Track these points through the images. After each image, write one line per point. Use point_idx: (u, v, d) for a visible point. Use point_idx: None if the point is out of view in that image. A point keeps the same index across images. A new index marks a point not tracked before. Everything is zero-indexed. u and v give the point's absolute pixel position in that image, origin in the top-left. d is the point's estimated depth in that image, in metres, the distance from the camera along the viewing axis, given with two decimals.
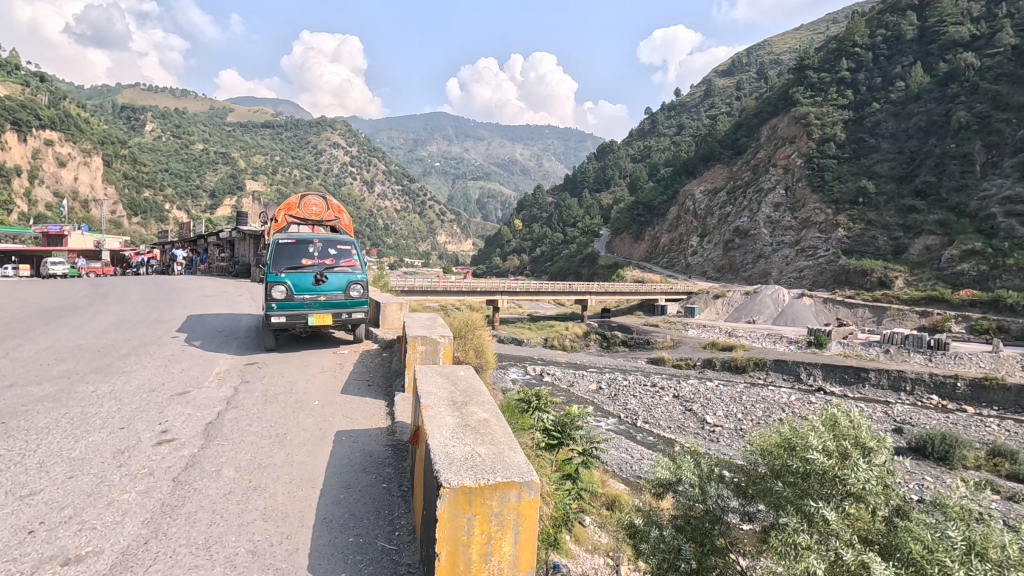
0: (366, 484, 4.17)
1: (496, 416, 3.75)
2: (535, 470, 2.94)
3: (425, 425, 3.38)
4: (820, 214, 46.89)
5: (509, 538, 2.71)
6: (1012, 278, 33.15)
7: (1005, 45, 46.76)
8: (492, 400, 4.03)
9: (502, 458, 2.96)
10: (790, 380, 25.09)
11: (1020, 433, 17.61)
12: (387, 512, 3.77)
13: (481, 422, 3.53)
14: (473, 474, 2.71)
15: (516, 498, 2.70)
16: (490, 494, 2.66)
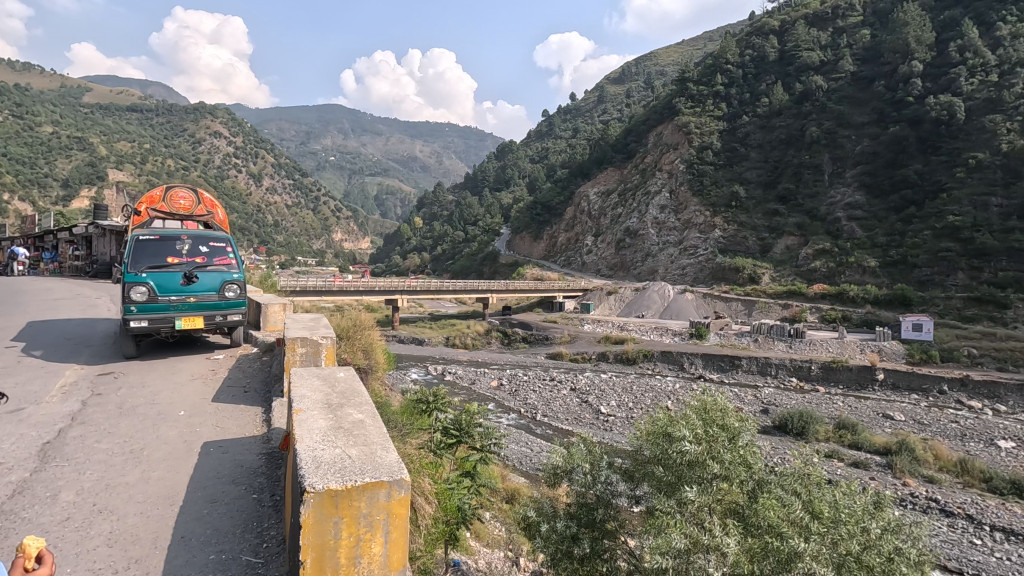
0: (234, 497, 3.89)
1: (373, 416, 3.65)
2: (407, 468, 2.92)
3: (294, 429, 3.22)
4: (700, 216, 50.95)
5: (378, 538, 2.65)
6: (853, 274, 38.52)
7: (846, 72, 54.14)
8: (370, 401, 3.93)
9: (372, 458, 2.90)
10: (675, 370, 27.23)
11: (858, 407, 20.52)
12: (257, 523, 3.56)
13: (355, 423, 3.43)
14: (340, 477, 2.63)
15: (386, 497, 2.66)
16: (357, 495, 2.59)
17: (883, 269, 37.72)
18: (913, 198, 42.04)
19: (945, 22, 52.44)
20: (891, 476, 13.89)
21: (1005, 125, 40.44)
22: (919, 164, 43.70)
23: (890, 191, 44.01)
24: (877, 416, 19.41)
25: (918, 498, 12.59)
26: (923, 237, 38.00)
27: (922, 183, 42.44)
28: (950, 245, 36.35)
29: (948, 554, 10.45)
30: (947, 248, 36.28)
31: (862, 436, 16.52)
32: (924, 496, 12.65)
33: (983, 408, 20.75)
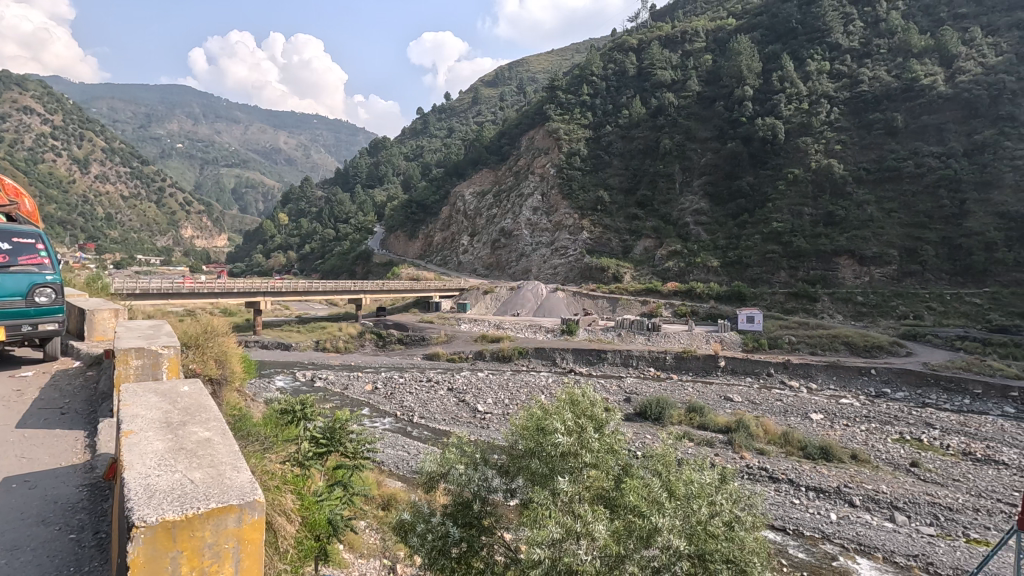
0: (44, 541, 3.33)
1: (223, 434, 3.32)
2: (260, 489, 2.69)
3: (122, 455, 2.82)
4: (569, 218, 53.60)
5: (227, 569, 2.40)
6: (700, 273, 43.14)
7: (693, 92, 60.41)
8: (220, 417, 3.57)
9: (219, 481, 2.63)
10: (548, 365, 28.42)
11: (704, 391, 23.04)
12: (74, 567, 3.08)
13: (200, 443, 3.09)
14: (176, 506, 2.36)
15: (235, 523, 2.44)
16: (199, 523, 2.35)
17: (724, 269, 42.75)
18: (746, 206, 48.16)
19: (768, 55, 60.74)
20: (732, 452, 15.76)
21: (814, 147, 48.00)
22: (750, 177, 50.15)
23: (728, 200, 50.01)
24: (719, 398, 21.93)
25: (755, 469, 14.38)
26: (754, 240, 43.65)
27: (752, 194, 48.76)
28: (774, 248, 42.19)
29: (776, 515, 12.13)
30: (772, 250, 42.08)
31: (708, 416, 18.60)
32: (758, 466, 14.50)
33: (800, 387, 24.38)
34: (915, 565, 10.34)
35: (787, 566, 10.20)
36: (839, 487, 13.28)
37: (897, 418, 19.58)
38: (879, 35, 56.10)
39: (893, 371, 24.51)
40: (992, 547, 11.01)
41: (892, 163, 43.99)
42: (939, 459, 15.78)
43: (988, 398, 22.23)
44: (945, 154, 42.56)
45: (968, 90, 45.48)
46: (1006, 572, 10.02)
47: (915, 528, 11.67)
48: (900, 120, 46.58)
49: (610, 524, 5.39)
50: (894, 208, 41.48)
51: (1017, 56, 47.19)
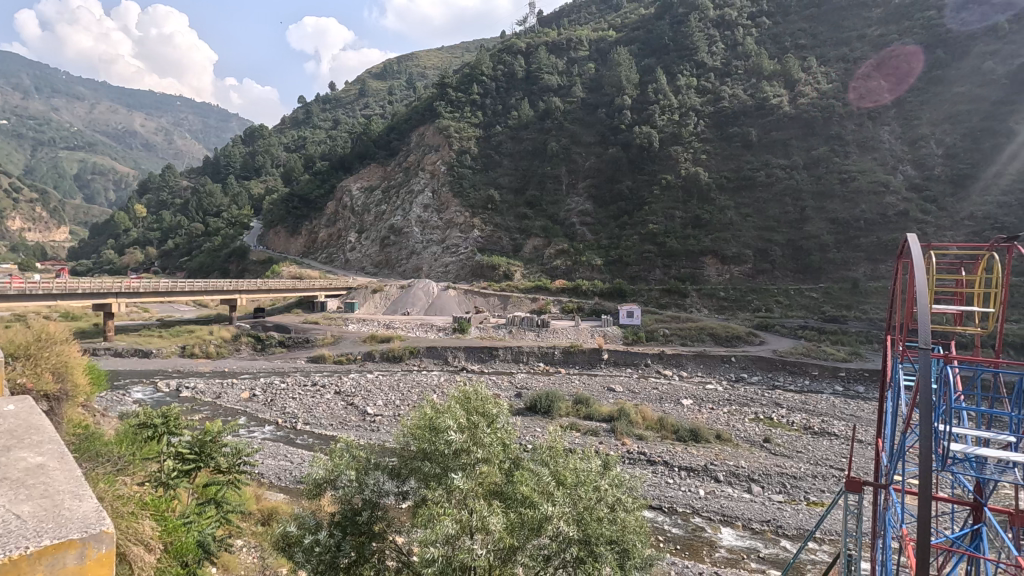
0: None
1: (58, 460, 2.86)
2: (112, 513, 2.40)
3: None
4: (460, 216, 53.62)
5: None
6: (585, 271, 45.25)
7: (577, 98, 63.27)
8: (52, 441, 3.09)
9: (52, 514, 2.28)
10: (440, 363, 28.20)
11: (589, 383, 24.27)
12: None
13: (25, 474, 2.63)
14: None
15: (76, 562, 2.14)
16: (29, 569, 1.99)
17: (607, 267, 45.25)
18: (626, 208, 51.39)
19: (644, 68, 65.21)
20: (615, 439, 16.76)
21: (683, 156, 52.48)
22: (629, 181, 53.58)
23: (610, 203, 53.04)
24: (603, 389, 23.25)
25: (635, 453, 15.40)
26: (633, 240, 46.68)
27: (631, 197, 52.16)
28: (650, 247, 45.42)
29: (653, 495, 13.10)
30: (648, 250, 45.28)
31: (592, 407, 19.58)
32: (637, 451, 15.54)
33: (674, 375, 26.60)
34: (767, 529, 11.71)
35: (662, 542, 11.08)
36: (705, 464, 14.65)
37: (753, 399, 22.06)
38: (737, 58, 62.54)
39: (749, 358, 27.52)
40: (825, 507, 12.87)
41: (747, 173, 49.35)
42: (785, 434, 18.00)
43: (824, 378, 25.82)
44: (790, 167, 48.52)
45: (807, 111, 52.26)
46: (836, 528, 11.72)
47: (767, 496, 13.25)
48: (754, 134, 52.35)
49: (504, 517, 5.74)
50: (750, 213, 46.59)
51: (843, 85, 55.07)
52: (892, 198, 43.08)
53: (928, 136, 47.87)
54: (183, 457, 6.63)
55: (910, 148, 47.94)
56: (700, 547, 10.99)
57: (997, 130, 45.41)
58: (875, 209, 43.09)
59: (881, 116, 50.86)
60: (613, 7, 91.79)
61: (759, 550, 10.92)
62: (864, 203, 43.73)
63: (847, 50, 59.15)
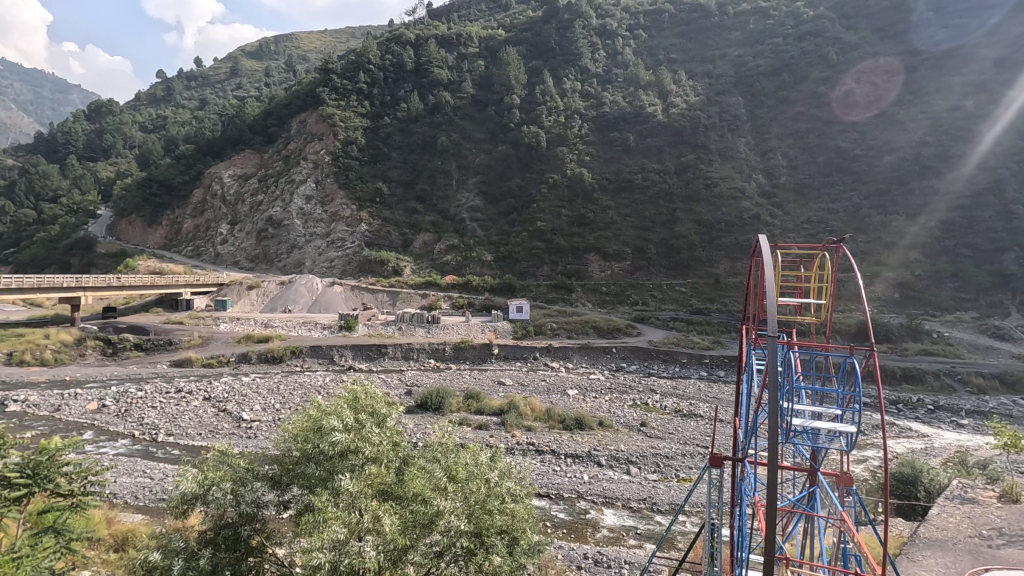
0: None
1: None
2: None
3: None
4: (346, 209, 51.50)
5: None
6: (475, 267, 45.56)
7: (467, 94, 63.36)
8: None
9: None
10: (324, 363, 26.89)
11: (480, 378, 24.49)
12: None
13: None
14: None
15: None
16: None
17: (496, 263, 45.95)
18: (515, 205, 52.46)
19: (532, 69, 66.88)
20: (505, 431, 17.13)
21: (569, 156, 54.72)
22: (518, 179, 54.80)
23: (499, 199, 53.85)
24: (494, 383, 23.65)
25: (524, 444, 15.84)
26: (521, 237, 47.86)
27: (520, 194, 53.36)
28: (538, 244, 46.85)
29: (541, 483, 13.57)
30: (536, 246, 46.72)
31: (483, 401, 19.81)
32: (526, 442, 16.01)
33: (560, 367, 27.71)
34: (644, 506, 12.64)
35: (550, 528, 11.52)
36: (589, 450, 15.45)
37: (632, 387, 23.68)
38: (617, 66, 66.39)
39: (628, 349, 29.44)
40: (693, 482, 14.20)
41: (626, 176, 52.70)
42: (659, 418, 19.54)
43: (691, 365, 28.36)
44: (663, 171, 52.55)
45: (678, 121, 56.88)
46: (701, 501, 12.98)
47: (644, 476, 14.32)
48: (632, 139, 55.95)
49: (395, 517, 5.77)
50: (629, 213, 49.77)
51: (708, 98, 60.71)
52: (747, 203, 48.38)
53: (776, 149, 54.31)
54: (10, 482, 6.05)
55: (762, 159, 54.13)
56: (585, 529, 11.60)
57: (828, 146, 52.68)
58: (734, 212, 48.08)
59: (738, 130, 56.80)
60: (502, 7, 92.85)
61: (636, 526, 11.76)
62: (725, 206, 48.62)
63: (711, 67, 65.21)
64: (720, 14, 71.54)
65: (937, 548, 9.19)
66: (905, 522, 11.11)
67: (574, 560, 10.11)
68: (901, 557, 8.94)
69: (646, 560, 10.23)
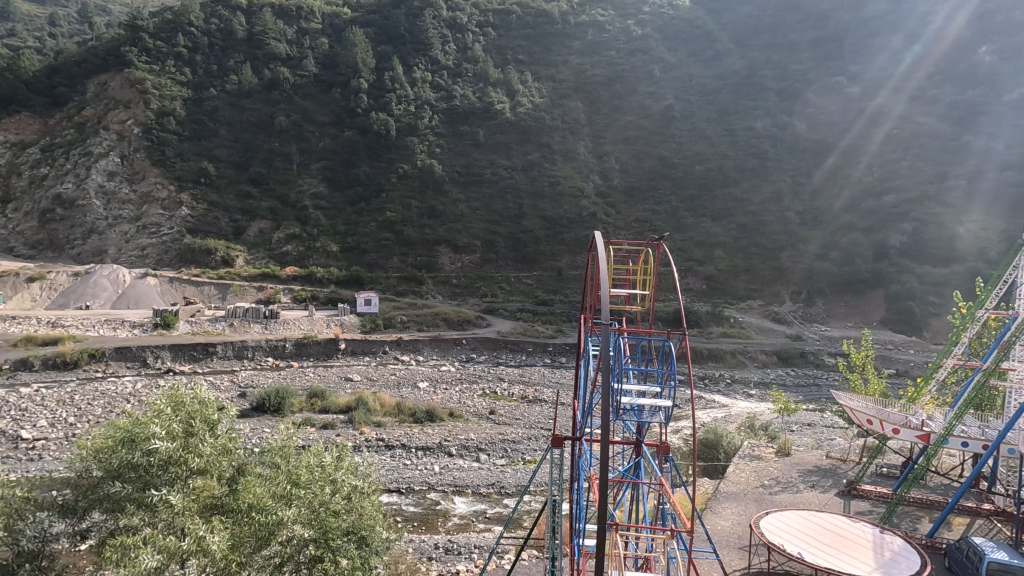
0: None
1: None
2: None
3: None
4: (162, 189, 45.17)
5: None
6: (319, 257, 42.87)
7: (309, 72, 59.15)
8: None
9: None
10: (135, 367, 23.28)
11: (325, 375, 23.19)
12: None
13: None
14: None
15: None
16: None
17: (342, 254, 43.78)
18: (362, 194, 50.43)
19: (380, 53, 64.60)
20: (352, 429, 16.46)
21: (419, 147, 54.08)
22: (366, 167, 52.75)
23: (345, 186, 51.30)
24: (339, 379, 22.60)
25: (373, 440, 15.42)
26: (370, 228, 46.25)
27: (368, 183, 51.40)
28: (387, 235, 45.67)
29: (391, 479, 13.33)
30: (386, 237, 45.45)
31: (328, 399, 18.80)
32: (375, 438, 15.57)
33: (411, 361, 27.40)
34: (492, 491, 13.08)
35: (400, 522, 11.41)
36: (440, 442, 15.53)
37: (481, 376, 24.33)
38: (467, 61, 67.08)
39: (477, 340, 30.11)
40: (538, 463, 15.07)
41: (476, 170, 53.67)
42: (506, 405, 20.34)
43: (536, 353, 29.97)
44: (511, 168, 54.52)
45: (524, 120, 59.34)
46: (544, 480, 13.80)
47: (493, 462, 14.82)
48: (481, 134, 57.03)
49: (224, 535, 5.38)
50: (478, 207, 50.80)
51: (552, 101, 64.10)
52: (585, 201, 52.26)
53: (611, 153, 59.37)
54: None
55: (598, 161, 58.75)
56: (435, 519, 11.66)
57: (653, 154, 59.00)
58: (574, 209, 51.60)
59: (578, 133, 61.02)
60: None
61: (485, 511, 12.14)
62: (566, 204, 52.00)
63: (554, 71, 68.96)
64: (562, 22, 75.77)
65: (734, 500, 10.90)
66: (710, 481, 12.92)
67: (424, 551, 10.13)
68: (706, 511, 10.46)
69: (494, 542, 10.63)
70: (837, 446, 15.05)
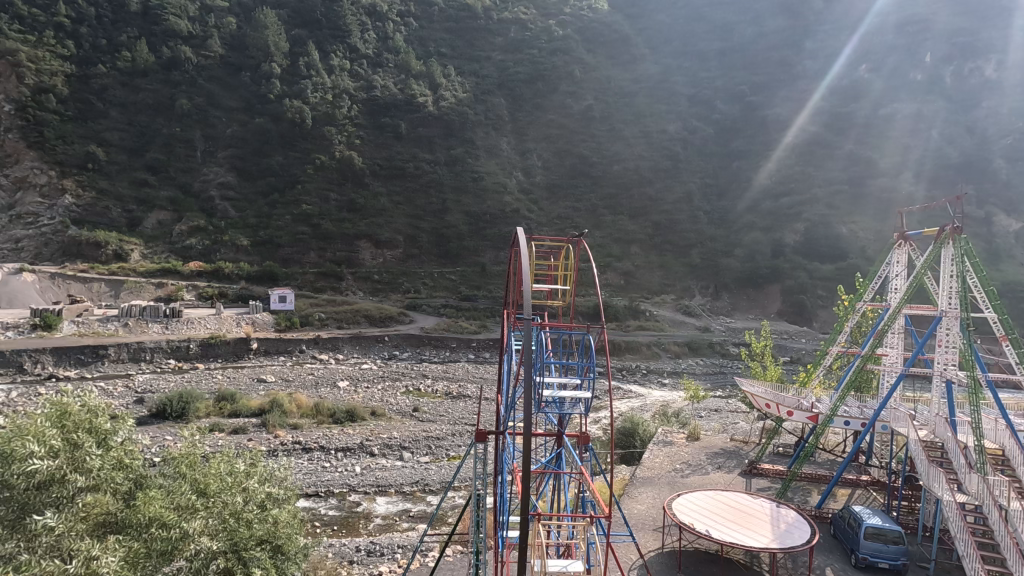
0: None
1: None
2: None
3: None
4: (40, 175, 40.51)
5: None
6: (227, 251, 40.14)
7: (216, 53, 55.30)
8: None
9: None
10: (9, 374, 20.72)
11: (235, 377, 21.82)
12: None
13: None
14: None
15: None
16: None
17: (254, 248, 41.29)
18: (275, 184, 47.83)
19: (294, 38, 61.56)
20: (265, 433, 15.62)
21: (337, 137, 52.16)
22: (279, 156, 50.12)
23: (256, 176, 48.42)
24: (251, 381, 21.36)
25: (288, 444, 14.73)
26: (284, 221, 44.04)
27: (281, 173, 48.85)
28: (303, 229, 43.69)
29: (309, 482, 12.82)
30: (302, 231, 43.47)
31: (239, 402, 17.73)
32: (291, 441, 14.89)
33: (329, 359, 26.43)
34: (416, 489, 12.92)
35: (319, 527, 11.00)
36: (361, 442, 15.11)
37: (404, 374, 23.91)
38: (388, 51, 65.44)
39: (399, 337, 29.53)
40: (462, 458, 15.06)
41: (398, 163, 52.55)
42: (430, 402, 20.13)
43: (460, 349, 29.86)
44: (434, 162, 53.91)
45: (447, 114, 58.85)
46: (468, 475, 13.81)
47: (416, 460, 14.64)
48: (403, 126, 55.84)
49: (117, 555, 4.94)
50: (400, 201, 49.80)
51: (475, 96, 63.99)
52: (508, 197, 52.70)
53: (533, 150, 60.28)
54: None
55: (521, 158, 59.41)
56: (356, 522, 11.35)
57: (573, 153, 60.56)
58: (497, 205, 51.87)
59: (501, 129, 61.36)
60: None
61: (408, 510, 11.97)
62: (489, 200, 52.21)
63: (477, 67, 68.91)
64: (485, 17, 75.84)
65: (649, 485, 11.46)
66: (627, 468, 13.51)
67: (345, 555, 9.84)
68: (624, 496, 10.95)
69: (418, 541, 10.49)
70: (739, 430, 16.24)
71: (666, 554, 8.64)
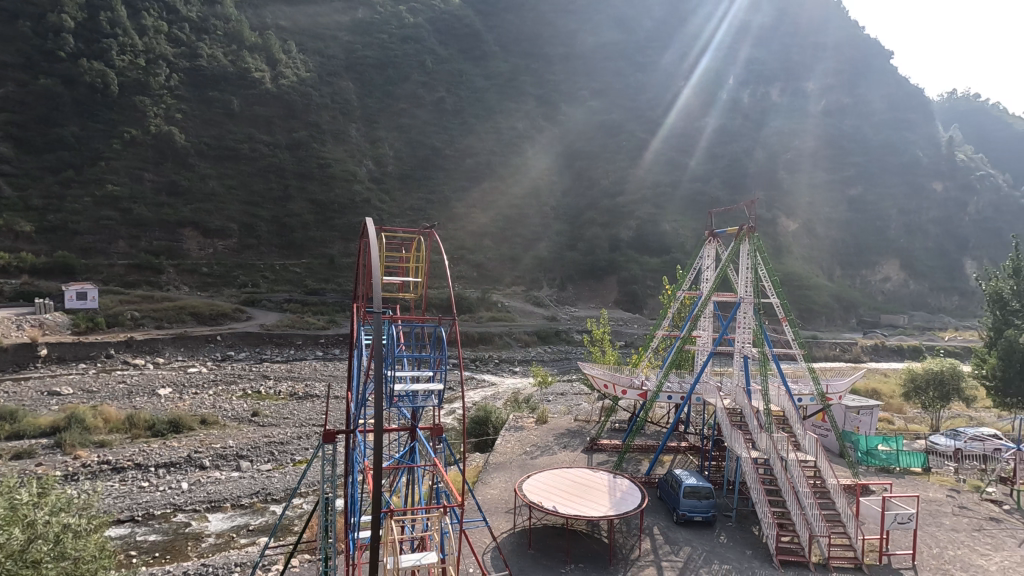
0: None
1: None
2: None
3: None
4: None
5: None
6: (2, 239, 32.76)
7: None
8: None
9: None
10: None
11: (16, 391, 17.93)
12: None
13: None
14: None
15: None
16: None
17: (40, 235, 34.25)
18: (69, 159, 40.22)
19: None
20: (61, 455, 13.16)
21: (152, 109, 45.52)
22: (75, 127, 42.34)
23: (43, 149, 40.32)
24: (40, 395, 17.76)
25: (92, 465, 12.56)
26: (82, 203, 37.34)
27: (78, 146, 41.25)
28: (109, 214, 37.49)
29: (121, 507, 11.08)
30: (106, 217, 37.24)
31: (23, 422, 14.66)
32: (96, 461, 12.74)
33: (146, 364, 23.03)
34: (256, 501, 11.86)
35: (134, 557, 9.59)
36: (188, 455, 13.46)
37: (241, 376, 21.74)
38: (215, 16, 58.57)
39: (235, 335, 26.84)
40: (309, 462, 14.16)
41: (230, 144, 47.56)
42: (272, 404, 18.61)
43: (307, 347, 27.99)
44: (273, 144, 49.68)
45: (287, 93, 54.60)
46: (316, 480, 13.03)
47: (256, 468, 13.44)
48: (236, 103, 50.58)
49: None
50: (233, 185, 45.09)
51: (320, 77, 60.15)
52: (358, 186, 50.51)
53: (384, 139, 58.65)
54: None
55: (371, 146, 57.34)
56: (183, 544, 10.11)
57: (426, 144, 60.09)
58: (346, 194, 49.38)
59: (349, 115, 58.49)
60: None
61: (248, 523, 10.97)
62: (337, 188, 49.56)
63: (322, 46, 64.85)
64: None
65: (500, 470, 11.86)
66: (480, 455, 13.85)
67: None
68: (477, 483, 11.22)
69: (260, 555, 9.67)
70: (582, 411, 17.53)
71: (517, 533, 9.06)
